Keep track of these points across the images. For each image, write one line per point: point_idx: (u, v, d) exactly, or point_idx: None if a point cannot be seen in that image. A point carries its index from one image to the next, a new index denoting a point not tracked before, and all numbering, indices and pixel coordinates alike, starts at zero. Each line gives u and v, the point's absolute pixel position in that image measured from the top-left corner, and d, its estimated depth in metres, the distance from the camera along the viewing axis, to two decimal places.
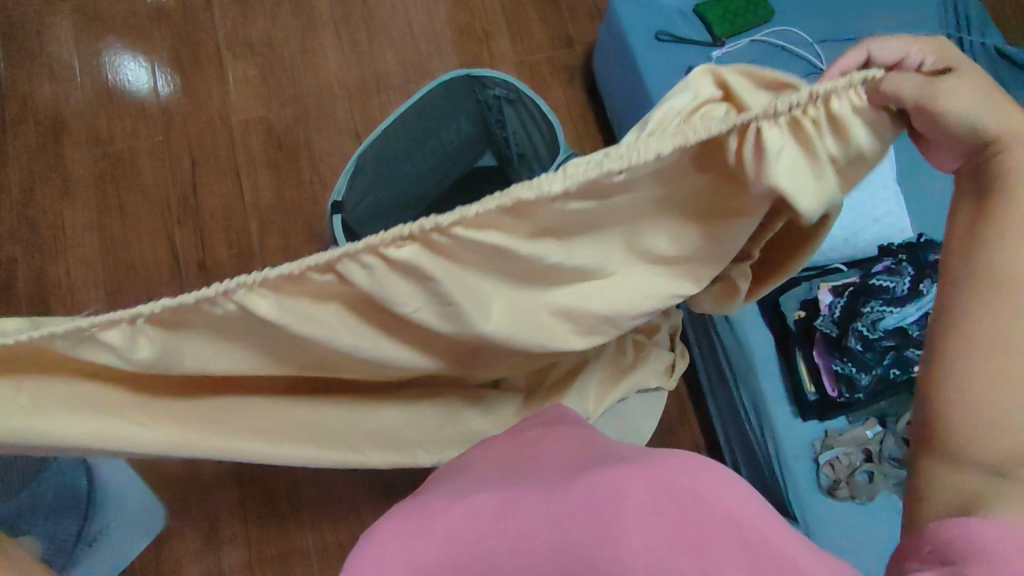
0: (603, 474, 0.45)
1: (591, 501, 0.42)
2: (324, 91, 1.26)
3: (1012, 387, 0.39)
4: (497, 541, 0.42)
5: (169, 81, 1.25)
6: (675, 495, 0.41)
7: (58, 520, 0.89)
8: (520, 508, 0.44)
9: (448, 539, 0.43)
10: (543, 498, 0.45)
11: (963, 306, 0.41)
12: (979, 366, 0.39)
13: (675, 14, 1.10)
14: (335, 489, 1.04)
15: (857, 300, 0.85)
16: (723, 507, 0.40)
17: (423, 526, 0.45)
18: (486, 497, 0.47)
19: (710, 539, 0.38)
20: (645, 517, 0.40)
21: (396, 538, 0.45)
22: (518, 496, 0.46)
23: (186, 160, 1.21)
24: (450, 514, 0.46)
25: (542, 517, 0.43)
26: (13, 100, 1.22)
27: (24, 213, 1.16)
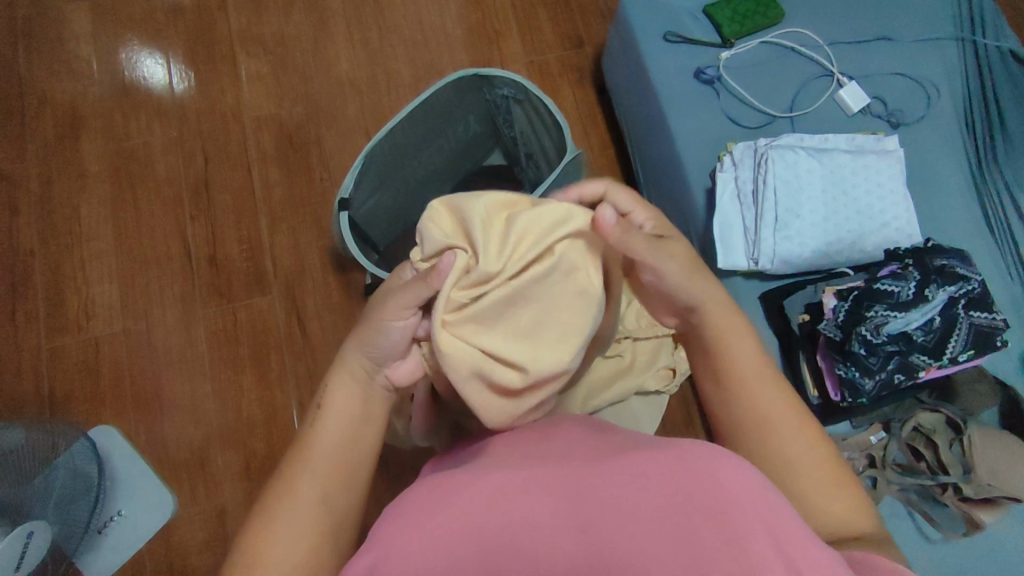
0: (624, 460, 0.45)
1: (612, 488, 0.43)
2: (336, 89, 1.27)
3: (805, 476, 0.53)
4: (523, 524, 0.42)
5: (184, 77, 1.27)
6: (698, 483, 0.42)
7: (71, 507, 0.89)
8: (542, 490, 0.44)
9: (472, 521, 0.42)
10: (567, 482, 0.44)
11: (755, 419, 0.56)
12: (786, 461, 0.54)
13: (683, 14, 1.10)
14: None
15: (861, 304, 0.83)
16: (743, 499, 0.41)
17: (446, 502, 0.45)
18: (508, 478, 0.46)
19: (736, 528, 0.39)
20: (670, 501, 0.41)
21: (419, 516, 0.44)
22: (538, 479, 0.45)
23: (200, 155, 1.22)
24: (472, 491, 0.45)
25: (568, 502, 0.43)
26: (33, 97, 1.24)
27: (43, 206, 1.19)
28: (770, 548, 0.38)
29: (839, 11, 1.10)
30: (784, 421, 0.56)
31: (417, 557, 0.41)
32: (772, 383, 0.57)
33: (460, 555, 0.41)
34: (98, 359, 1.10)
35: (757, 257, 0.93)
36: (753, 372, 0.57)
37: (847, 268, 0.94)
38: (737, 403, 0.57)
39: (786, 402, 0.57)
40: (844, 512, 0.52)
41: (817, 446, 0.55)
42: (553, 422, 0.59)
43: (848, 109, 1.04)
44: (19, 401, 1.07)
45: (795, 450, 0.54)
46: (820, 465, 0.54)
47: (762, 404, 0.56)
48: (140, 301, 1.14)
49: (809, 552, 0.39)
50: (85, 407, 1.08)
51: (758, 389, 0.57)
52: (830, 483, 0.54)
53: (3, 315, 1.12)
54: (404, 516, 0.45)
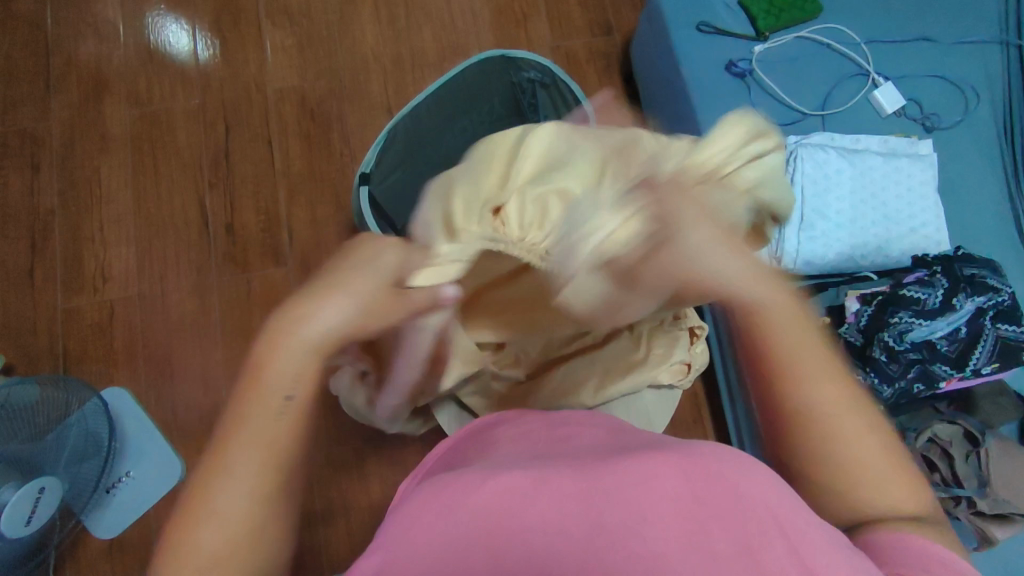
0: (637, 459, 0.44)
1: (623, 486, 0.41)
2: (360, 64, 1.26)
3: (858, 466, 0.46)
4: (532, 525, 0.41)
5: (208, 45, 1.26)
6: (711, 482, 0.40)
7: (82, 466, 0.91)
8: (552, 487, 0.43)
9: (483, 521, 0.42)
10: (575, 480, 0.44)
11: (802, 407, 0.46)
12: (834, 457, 0.46)
13: (719, 5, 1.07)
14: (343, 461, 1.06)
15: (884, 309, 0.83)
16: (758, 500, 0.39)
17: (454, 504, 0.45)
18: (516, 477, 0.46)
19: (749, 530, 0.38)
20: (681, 500, 0.40)
21: (426, 518, 0.44)
22: (549, 476, 0.45)
23: (222, 124, 1.22)
24: (481, 488, 0.45)
25: (578, 502, 0.42)
26: (59, 56, 1.24)
27: (64, 166, 1.19)
28: (785, 554, 0.37)
29: (881, 9, 1.07)
30: (835, 409, 0.45)
31: (426, 560, 0.41)
32: (834, 375, 0.46)
33: (469, 557, 0.41)
34: (112, 321, 1.11)
35: (780, 255, 0.91)
36: (803, 343, 0.47)
37: (872, 272, 0.92)
38: (796, 390, 0.46)
39: (846, 395, 0.46)
40: (895, 500, 0.45)
41: (868, 436, 0.46)
42: (564, 421, 0.59)
43: (882, 110, 1.02)
44: (34, 358, 1.09)
45: (846, 445, 0.45)
46: (869, 461, 0.46)
47: (813, 395, 0.46)
48: (156, 267, 1.14)
49: (824, 556, 0.37)
50: (97, 368, 1.09)
51: (805, 372, 0.46)
52: (879, 478, 0.45)
53: (21, 272, 1.13)
54: (412, 515, 0.45)
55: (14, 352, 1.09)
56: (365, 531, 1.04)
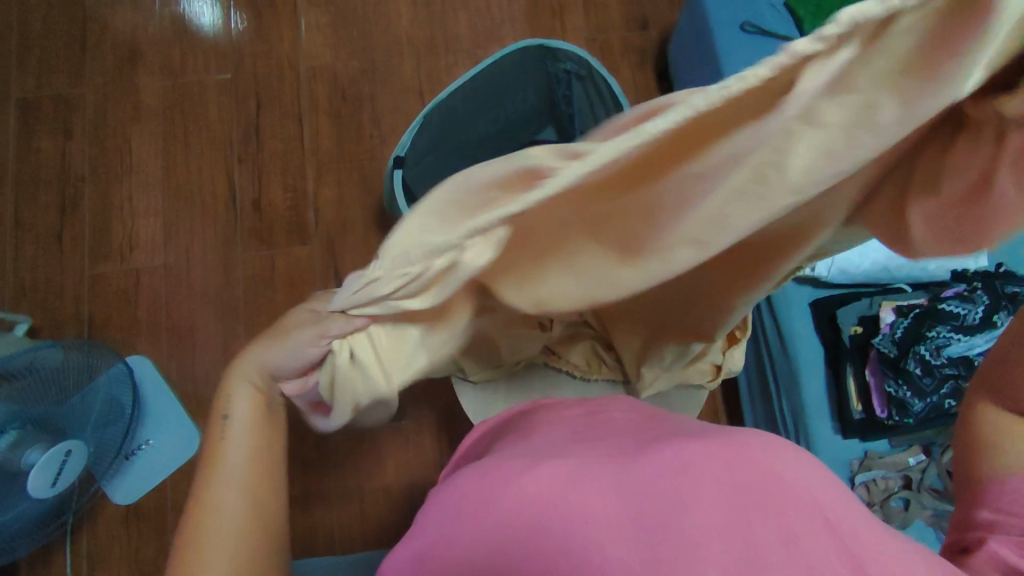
0: (675, 449, 0.42)
1: (663, 480, 0.39)
2: (393, 46, 1.25)
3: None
4: (570, 516, 0.39)
5: (242, 19, 1.25)
6: (754, 473, 0.38)
7: (105, 432, 0.92)
8: (588, 477, 0.41)
9: (517, 512, 0.40)
10: (612, 469, 0.42)
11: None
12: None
13: (763, 6, 1.06)
14: (360, 440, 1.07)
15: (922, 323, 0.83)
16: (802, 493, 0.37)
17: (493, 488, 0.43)
18: (553, 462, 0.44)
19: (793, 522, 0.35)
20: (720, 489, 0.37)
21: (466, 504, 0.44)
22: (584, 466, 0.43)
23: (253, 100, 1.21)
24: (515, 478, 0.43)
25: (612, 490, 0.40)
26: (94, 23, 1.24)
27: (96, 133, 1.19)
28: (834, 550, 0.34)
29: None
30: None
31: (466, 547, 0.41)
32: None
33: (505, 550, 0.39)
34: (137, 290, 1.11)
35: (813, 263, 0.90)
36: None
37: (906, 284, 0.91)
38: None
39: None
40: None
41: None
42: (599, 409, 0.56)
43: None
44: (59, 322, 1.09)
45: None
46: None
47: None
48: (182, 239, 1.14)
49: (876, 555, 0.35)
50: (121, 335, 1.09)
51: None
52: None
53: (50, 237, 1.14)
54: (452, 504, 0.45)
55: (40, 315, 1.10)
56: (380, 511, 1.04)
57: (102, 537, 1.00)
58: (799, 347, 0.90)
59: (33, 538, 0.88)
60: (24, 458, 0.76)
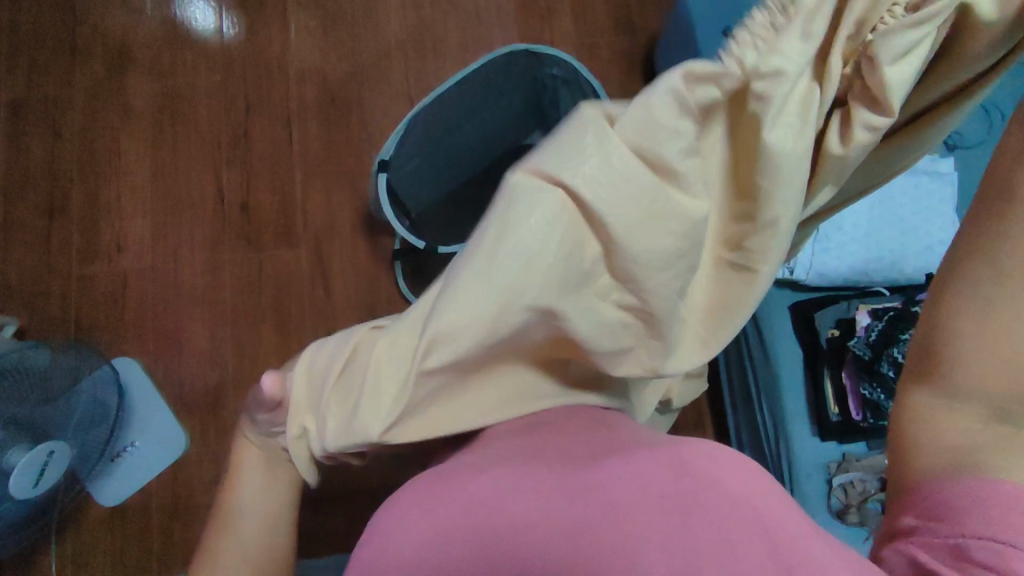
0: (625, 455, 0.43)
1: (607, 488, 0.40)
2: (382, 51, 1.26)
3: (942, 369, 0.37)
4: (516, 521, 0.40)
5: (233, 23, 1.26)
6: (694, 480, 0.39)
7: (89, 432, 0.93)
8: (539, 483, 0.42)
9: (467, 516, 0.41)
10: (562, 474, 0.43)
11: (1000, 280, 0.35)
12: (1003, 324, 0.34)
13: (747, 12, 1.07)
14: None
15: (894, 326, 0.85)
16: (743, 501, 0.38)
17: (446, 490, 0.44)
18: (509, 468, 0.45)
19: (728, 526, 0.36)
20: (662, 496, 0.39)
21: (419, 503, 0.44)
22: (534, 472, 0.43)
23: (242, 103, 1.22)
24: (468, 484, 0.43)
25: (560, 495, 0.41)
26: (85, 26, 1.25)
27: (86, 136, 1.20)
28: (766, 554, 0.35)
29: None
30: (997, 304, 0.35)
31: (413, 545, 0.41)
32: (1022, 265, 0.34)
33: (452, 551, 0.40)
34: (125, 292, 1.12)
35: (793, 267, 0.91)
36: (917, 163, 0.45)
37: (883, 287, 0.93)
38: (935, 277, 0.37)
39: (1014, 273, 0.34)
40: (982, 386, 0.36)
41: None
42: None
43: None
44: (46, 323, 1.10)
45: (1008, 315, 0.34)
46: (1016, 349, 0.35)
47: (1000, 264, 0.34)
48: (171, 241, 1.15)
49: (808, 555, 0.35)
50: (108, 336, 1.10)
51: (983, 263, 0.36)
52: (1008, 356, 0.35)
53: (38, 239, 1.14)
54: (404, 505, 0.44)
55: (27, 317, 1.10)
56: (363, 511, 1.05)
57: (87, 538, 1.00)
58: (780, 350, 0.91)
59: (16, 538, 0.89)
60: (6, 460, 0.77)
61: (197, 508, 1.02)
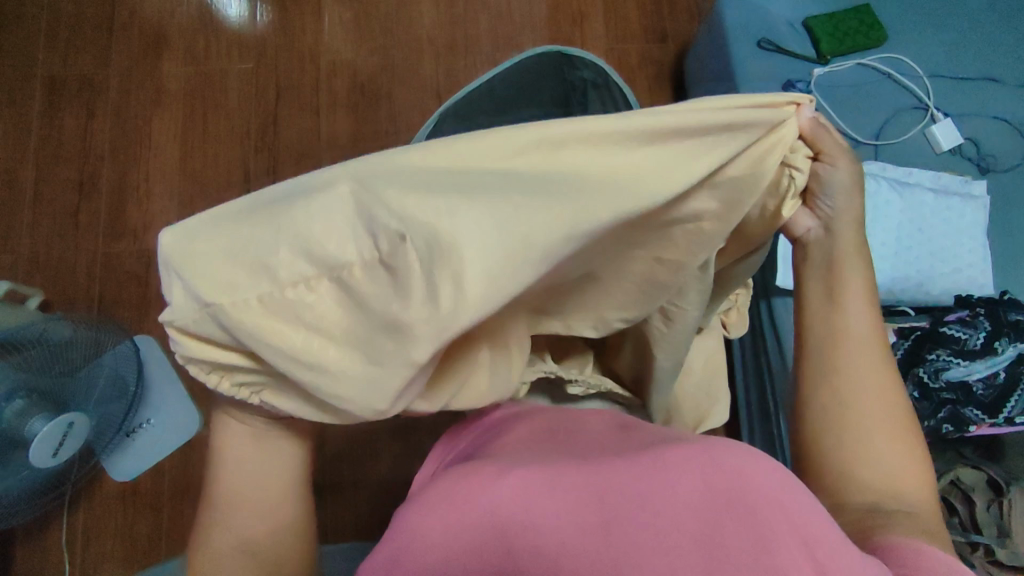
0: (651, 454, 0.42)
1: (637, 489, 0.39)
2: (413, 47, 1.27)
3: (874, 444, 0.50)
4: (547, 518, 0.38)
5: (267, 11, 1.27)
6: (727, 479, 0.38)
7: (108, 406, 0.94)
8: (567, 482, 0.41)
9: (494, 513, 0.39)
10: (589, 472, 0.41)
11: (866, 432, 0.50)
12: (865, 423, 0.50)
13: (782, 24, 1.07)
14: (358, 432, 1.08)
15: (922, 345, 0.83)
16: (772, 497, 0.37)
17: (473, 487, 0.41)
18: (532, 467, 0.43)
19: (762, 527, 0.36)
20: (693, 494, 0.38)
21: (442, 495, 0.41)
22: (558, 470, 0.41)
23: (272, 92, 1.23)
24: (492, 480, 0.41)
25: (593, 495, 0.39)
26: (123, 8, 1.27)
27: (118, 115, 1.21)
28: (800, 550, 0.35)
29: (945, 44, 1.05)
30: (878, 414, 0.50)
31: (439, 543, 0.38)
32: (873, 374, 0.51)
33: (482, 554, 0.38)
34: (149, 271, 1.13)
35: None
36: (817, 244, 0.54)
37: (909, 307, 0.91)
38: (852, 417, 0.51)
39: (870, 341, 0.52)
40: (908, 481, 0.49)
41: (885, 388, 0.51)
42: (577, 416, 0.57)
43: (938, 146, 1.00)
44: (70, 298, 1.11)
45: (880, 429, 0.50)
46: (883, 416, 0.50)
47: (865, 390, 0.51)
48: None
49: (840, 555, 0.35)
50: (131, 314, 1.11)
51: (857, 388, 0.51)
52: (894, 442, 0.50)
53: (67, 214, 1.16)
54: (426, 501, 0.41)
55: (51, 290, 1.11)
56: (371, 504, 1.06)
57: (99, 512, 1.01)
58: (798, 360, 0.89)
59: (31, 507, 0.89)
60: (28, 427, 0.77)
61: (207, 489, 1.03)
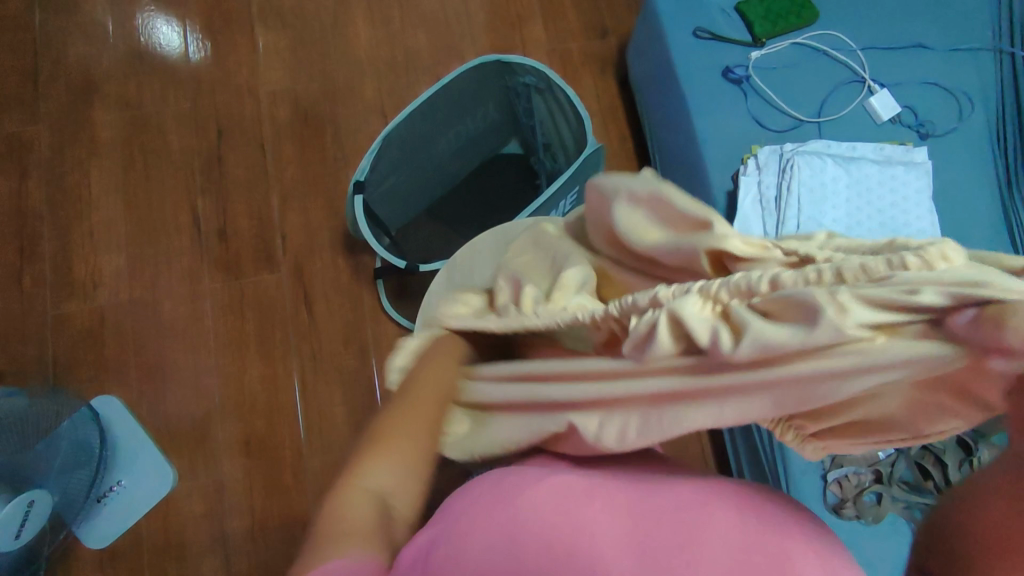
0: (701, 485, 0.42)
1: (715, 525, 0.38)
2: (354, 68, 1.25)
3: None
4: (589, 531, 0.38)
5: (199, 46, 1.24)
6: (768, 530, 0.39)
7: (73, 476, 0.90)
8: (612, 499, 0.40)
9: (539, 524, 0.39)
10: (639, 494, 0.41)
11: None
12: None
13: (715, 10, 1.07)
14: (339, 466, 1.05)
15: None
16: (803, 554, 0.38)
17: (516, 498, 0.41)
18: (578, 478, 0.42)
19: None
20: (741, 536, 0.38)
21: (484, 509, 0.41)
22: (634, 492, 0.41)
23: (214, 128, 1.20)
24: (540, 490, 0.41)
25: (637, 515, 0.39)
26: (47, 57, 1.23)
27: (54, 170, 1.17)
28: None
29: (874, 14, 1.07)
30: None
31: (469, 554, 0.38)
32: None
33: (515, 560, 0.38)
34: (103, 329, 1.09)
35: None
36: None
37: None
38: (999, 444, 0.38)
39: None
40: None
41: None
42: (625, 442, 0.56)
43: (879, 117, 1.02)
44: (21, 366, 1.07)
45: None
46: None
47: None
48: (147, 273, 1.12)
49: None
50: (88, 376, 1.07)
51: None
52: None
53: (11, 279, 1.12)
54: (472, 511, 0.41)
55: (3, 359, 1.07)
56: None
57: None
58: None
59: None
60: None
61: (190, 545, 1.00)
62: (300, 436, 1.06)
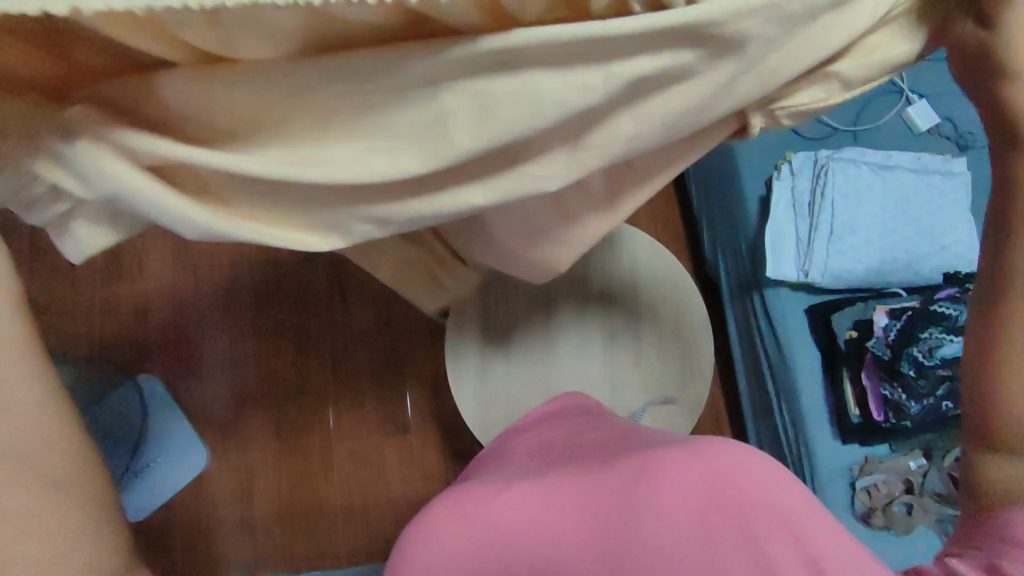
0: (642, 461, 0.50)
1: (655, 496, 0.47)
2: None
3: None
4: (548, 531, 0.48)
5: None
6: (713, 490, 0.46)
7: None
8: (564, 500, 0.50)
9: (509, 534, 0.48)
10: (587, 487, 0.50)
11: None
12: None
13: None
14: (365, 454, 1.08)
15: (916, 324, 0.86)
16: (752, 505, 0.45)
17: (486, 510, 0.50)
18: (531, 487, 0.51)
19: (737, 537, 0.43)
20: (685, 506, 0.46)
21: (457, 524, 0.49)
22: (583, 486, 0.50)
23: None
24: (502, 504, 0.50)
25: (588, 508, 0.49)
26: None
27: None
28: (786, 543, 0.43)
29: None
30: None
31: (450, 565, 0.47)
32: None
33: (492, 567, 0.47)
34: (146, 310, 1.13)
35: (807, 269, 0.91)
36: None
37: (900, 289, 0.92)
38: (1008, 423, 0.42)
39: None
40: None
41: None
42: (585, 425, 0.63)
43: (917, 128, 1.01)
44: (70, 345, 1.11)
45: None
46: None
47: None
48: (190, 260, 1.15)
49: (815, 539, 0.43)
50: (131, 356, 1.11)
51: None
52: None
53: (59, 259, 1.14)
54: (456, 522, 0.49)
55: (51, 335, 1.11)
56: (382, 526, 1.06)
57: None
58: (796, 352, 0.90)
59: None
60: None
61: (220, 523, 1.04)
62: (328, 423, 1.09)
